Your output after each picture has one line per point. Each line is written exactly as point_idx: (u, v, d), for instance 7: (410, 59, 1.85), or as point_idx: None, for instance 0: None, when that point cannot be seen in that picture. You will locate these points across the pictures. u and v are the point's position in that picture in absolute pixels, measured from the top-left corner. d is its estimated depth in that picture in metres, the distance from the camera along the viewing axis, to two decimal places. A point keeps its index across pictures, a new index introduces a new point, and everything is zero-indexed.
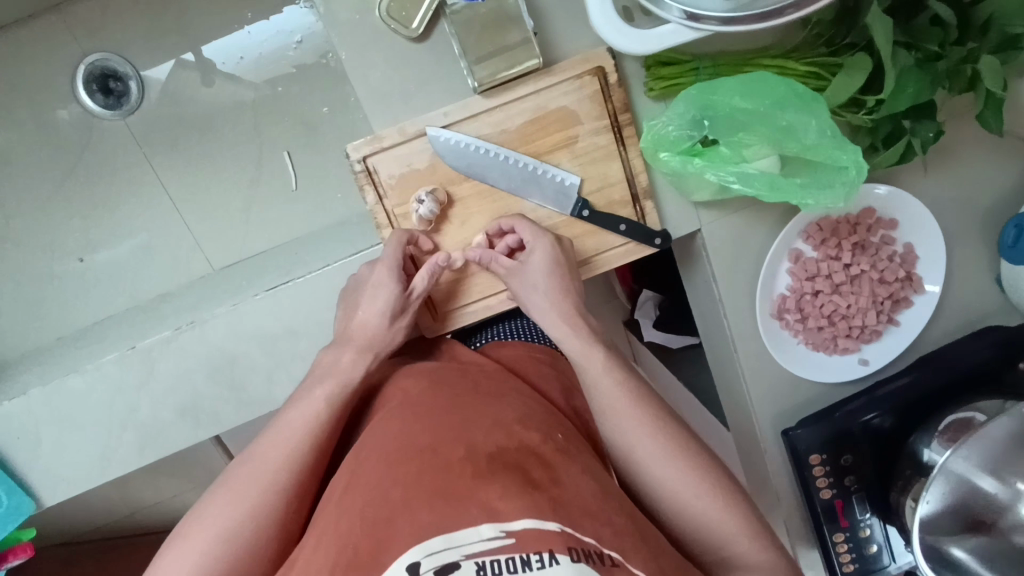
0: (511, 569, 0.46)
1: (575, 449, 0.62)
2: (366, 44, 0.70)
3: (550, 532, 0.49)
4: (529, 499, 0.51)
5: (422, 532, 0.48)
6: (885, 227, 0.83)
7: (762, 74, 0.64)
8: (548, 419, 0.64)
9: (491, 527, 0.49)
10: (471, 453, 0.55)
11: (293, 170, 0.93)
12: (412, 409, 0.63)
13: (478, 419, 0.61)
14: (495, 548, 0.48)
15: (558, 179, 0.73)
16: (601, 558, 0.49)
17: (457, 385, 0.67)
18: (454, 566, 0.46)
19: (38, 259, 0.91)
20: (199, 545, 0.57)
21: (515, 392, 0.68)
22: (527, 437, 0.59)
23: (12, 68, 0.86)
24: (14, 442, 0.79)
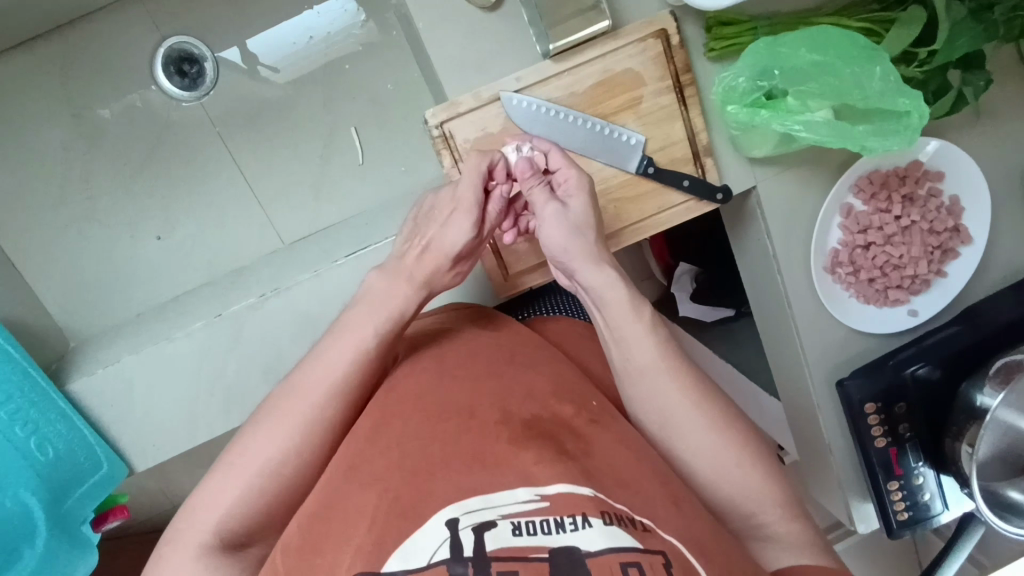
0: (546, 530, 0.48)
1: (610, 418, 0.63)
2: (445, 13, 0.74)
3: (583, 496, 0.50)
4: (564, 466, 0.53)
5: (460, 491, 0.51)
6: (931, 179, 0.86)
7: (824, 28, 0.69)
8: (579, 386, 0.66)
9: (526, 490, 0.51)
10: (507, 419, 0.58)
11: (360, 145, 0.97)
12: (450, 372, 0.65)
13: (512, 386, 0.63)
14: (530, 510, 0.50)
15: (624, 138, 0.77)
16: (635, 522, 0.50)
17: (489, 349, 0.69)
18: (490, 524, 0.48)
19: (118, 237, 0.95)
20: (249, 467, 0.60)
21: (545, 357, 0.70)
22: (561, 410, 0.61)
23: (93, 51, 0.90)
24: (108, 409, 0.81)
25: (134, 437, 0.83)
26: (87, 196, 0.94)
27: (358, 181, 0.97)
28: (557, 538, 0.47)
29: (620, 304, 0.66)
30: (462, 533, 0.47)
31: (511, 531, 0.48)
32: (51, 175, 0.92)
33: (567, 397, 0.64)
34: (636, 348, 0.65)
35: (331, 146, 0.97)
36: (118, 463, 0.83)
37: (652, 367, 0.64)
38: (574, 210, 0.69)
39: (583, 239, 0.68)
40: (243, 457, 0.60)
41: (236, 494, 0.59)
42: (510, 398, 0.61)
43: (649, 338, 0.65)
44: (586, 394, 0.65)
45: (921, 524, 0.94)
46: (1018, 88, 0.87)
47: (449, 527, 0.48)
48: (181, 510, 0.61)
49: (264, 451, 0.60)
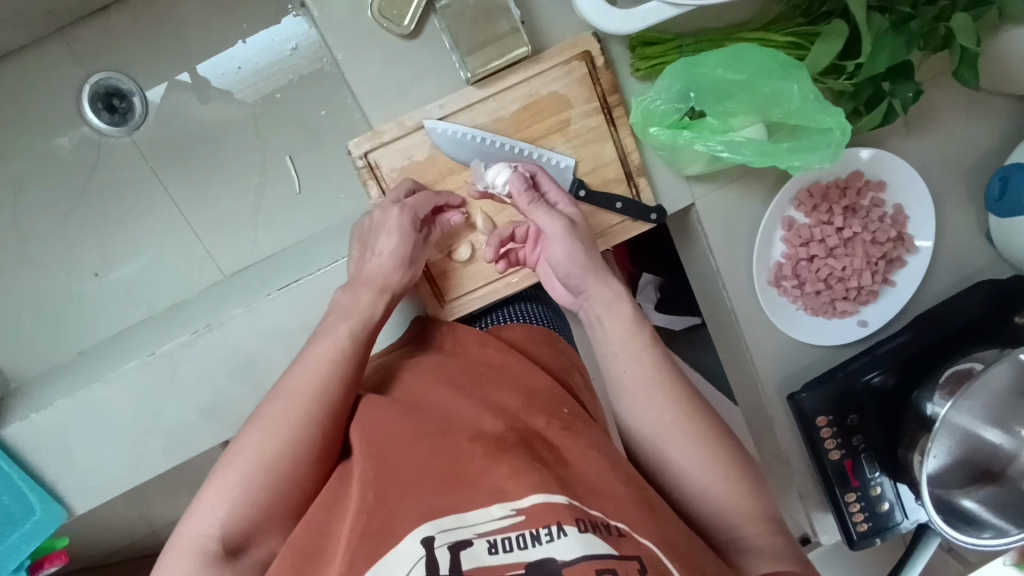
0: (522, 545, 0.48)
1: (581, 425, 0.63)
2: (362, 44, 0.73)
3: (558, 505, 0.50)
4: (537, 475, 0.53)
5: (434, 512, 0.51)
6: (873, 189, 0.86)
7: (744, 47, 0.69)
8: (553, 398, 0.66)
9: (501, 507, 0.51)
10: (481, 434, 0.58)
11: (297, 175, 1.00)
12: (425, 396, 0.65)
13: (485, 403, 0.63)
14: (506, 526, 0.50)
15: (553, 161, 0.76)
16: (609, 528, 0.51)
17: (464, 373, 0.68)
18: (465, 543, 0.48)
19: (55, 278, 0.97)
20: (224, 496, 0.57)
21: (522, 374, 0.69)
22: (533, 422, 0.61)
23: (24, 91, 0.93)
24: (44, 454, 0.81)
25: (73, 480, 0.83)
26: (20, 237, 0.96)
27: (296, 209, 1.00)
28: (533, 551, 0.47)
29: (621, 319, 0.66)
30: (437, 551, 0.47)
31: (486, 549, 0.48)
32: None
33: (540, 408, 0.63)
34: (629, 360, 0.65)
35: (267, 178, 1.00)
36: (55, 508, 0.82)
37: (646, 379, 0.64)
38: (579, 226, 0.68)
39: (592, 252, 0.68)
40: (220, 483, 0.58)
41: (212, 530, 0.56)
42: (481, 414, 0.61)
43: (648, 352, 0.65)
44: (558, 403, 0.65)
45: (883, 535, 0.92)
46: (952, 92, 0.86)
47: (425, 545, 0.48)
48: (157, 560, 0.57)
49: (235, 480, 0.57)
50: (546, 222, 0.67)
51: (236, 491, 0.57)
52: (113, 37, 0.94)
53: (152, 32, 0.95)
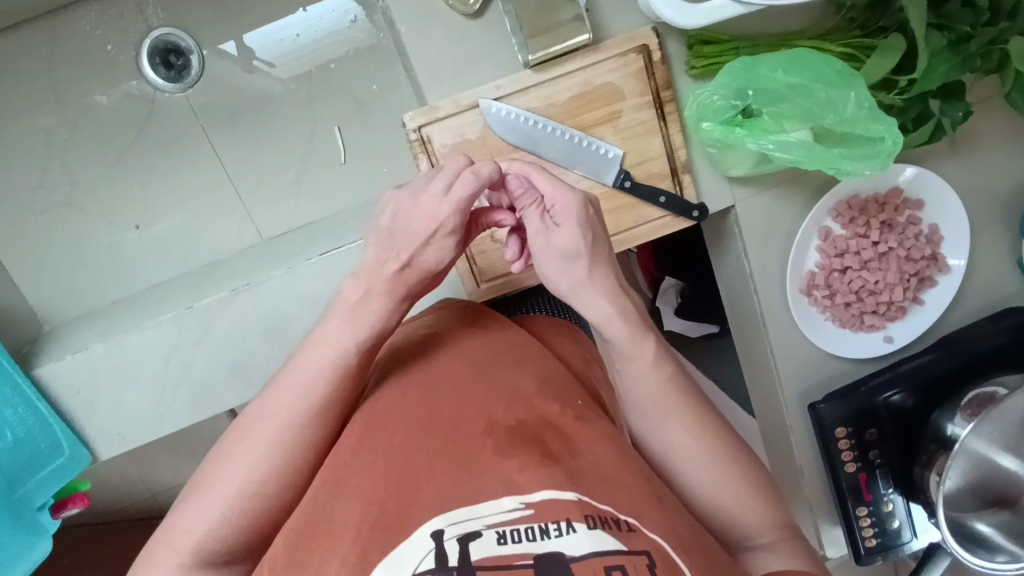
0: (530, 537, 0.48)
1: (593, 417, 0.64)
2: (426, 19, 0.74)
3: (566, 502, 0.51)
4: (546, 471, 0.53)
5: (445, 503, 0.51)
6: (911, 207, 0.86)
7: (803, 52, 0.71)
8: (566, 389, 0.67)
9: (511, 499, 0.51)
10: (491, 429, 0.59)
11: (343, 144, 1.03)
12: (446, 375, 0.66)
13: (500, 390, 0.64)
14: (515, 518, 0.50)
15: (601, 150, 0.76)
16: (618, 523, 0.51)
17: (484, 354, 0.69)
18: (475, 534, 0.48)
19: (96, 224, 1.01)
20: (251, 450, 0.59)
21: (538, 360, 0.70)
22: (546, 410, 0.62)
23: (82, 41, 0.95)
24: (74, 396, 0.82)
25: (98, 425, 0.84)
26: (68, 182, 0.99)
27: (338, 180, 1.03)
28: (543, 544, 0.47)
29: (619, 338, 0.64)
30: (447, 544, 0.48)
31: (496, 539, 0.48)
32: (39, 159, 0.98)
33: (554, 399, 0.64)
34: (636, 378, 0.64)
35: (312, 144, 1.02)
36: (80, 450, 0.83)
37: (654, 395, 0.63)
38: (559, 242, 0.64)
39: (573, 271, 0.64)
40: (248, 441, 0.59)
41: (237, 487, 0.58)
42: (495, 405, 0.62)
43: (653, 371, 0.63)
44: (571, 394, 0.66)
45: (889, 553, 0.93)
46: (998, 119, 0.87)
47: (435, 539, 0.48)
48: (173, 509, 0.60)
49: (263, 441, 0.59)
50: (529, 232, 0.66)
51: (265, 449, 0.59)
52: None
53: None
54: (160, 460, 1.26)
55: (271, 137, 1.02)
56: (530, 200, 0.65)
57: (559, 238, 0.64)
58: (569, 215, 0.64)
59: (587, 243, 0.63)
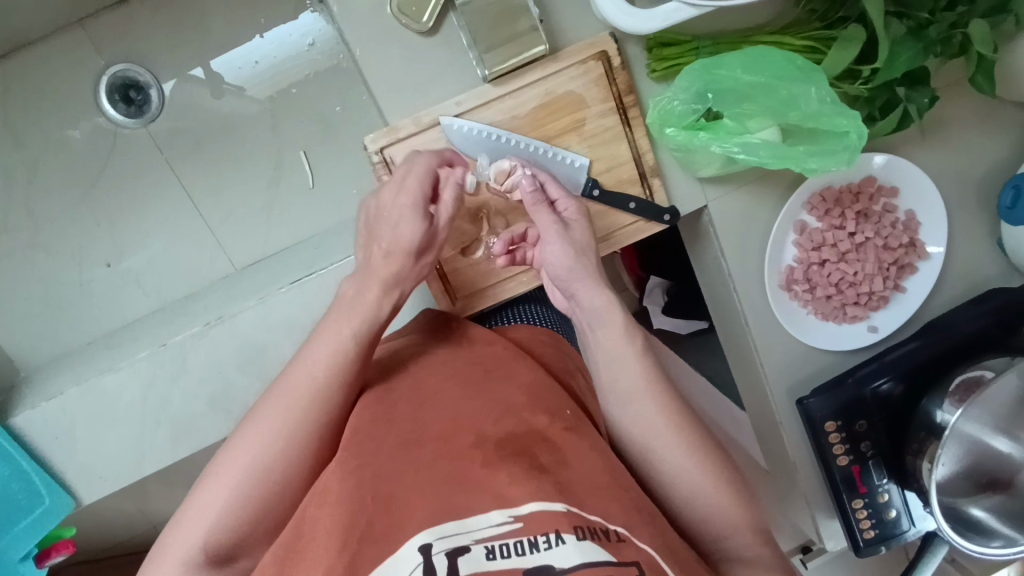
0: (518, 552, 0.47)
1: (584, 427, 0.63)
2: (380, 40, 0.73)
3: (557, 513, 0.49)
4: (536, 483, 0.52)
5: (433, 517, 0.50)
6: (886, 195, 0.85)
7: (762, 49, 0.71)
8: (556, 397, 0.66)
9: (499, 513, 0.50)
10: (481, 442, 0.57)
11: (310, 169, 1.04)
12: (431, 393, 0.65)
13: (488, 403, 0.63)
14: (504, 532, 0.49)
15: (568, 161, 0.76)
16: (608, 534, 0.50)
17: (472, 367, 0.68)
18: (464, 549, 0.47)
19: (68, 266, 1.02)
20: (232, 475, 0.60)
21: (526, 370, 0.69)
22: (536, 421, 0.61)
23: (39, 82, 0.97)
24: (52, 442, 0.81)
25: (79, 468, 0.83)
26: (34, 225, 1.01)
27: (310, 202, 1.05)
28: (531, 558, 0.47)
29: (611, 330, 0.67)
30: (435, 559, 0.47)
31: (485, 555, 0.47)
32: (7, 202, 1.00)
33: (543, 410, 0.63)
34: (622, 372, 0.66)
35: (280, 170, 1.04)
36: (62, 497, 0.83)
37: (640, 389, 0.65)
38: (577, 234, 0.68)
39: (587, 261, 0.68)
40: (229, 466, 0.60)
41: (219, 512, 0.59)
42: (484, 417, 0.61)
43: (638, 361, 0.66)
44: (561, 403, 0.65)
45: (889, 542, 0.91)
46: (967, 100, 0.86)
47: (423, 552, 0.47)
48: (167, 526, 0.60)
49: (244, 466, 0.59)
50: (545, 227, 0.68)
51: (243, 474, 0.59)
52: (133, 29, 0.98)
53: (172, 26, 0.99)
54: (155, 493, 1.24)
55: (238, 163, 1.03)
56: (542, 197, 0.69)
57: (579, 233, 0.69)
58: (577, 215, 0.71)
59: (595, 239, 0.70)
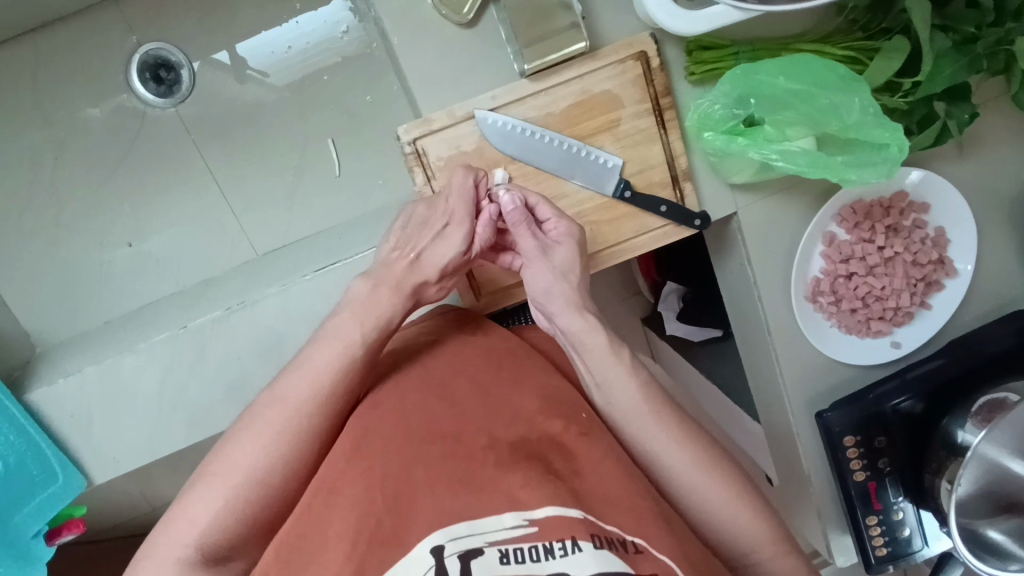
0: (534, 557, 0.47)
1: (600, 429, 0.62)
2: (419, 30, 0.73)
3: (572, 520, 0.49)
4: (551, 488, 0.52)
5: (444, 519, 0.50)
6: (916, 210, 0.85)
7: (806, 57, 0.71)
8: (572, 402, 0.65)
9: (513, 515, 0.49)
10: (494, 445, 0.57)
11: (337, 158, 1.04)
12: (445, 391, 0.65)
13: (500, 407, 0.63)
14: (518, 537, 0.48)
15: (601, 160, 0.75)
16: (625, 545, 0.49)
17: (487, 364, 0.68)
18: (477, 551, 0.46)
19: (87, 247, 1.02)
20: (231, 473, 0.58)
21: (540, 372, 0.69)
22: (549, 426, 0.61)
23: (72, 58, 0.97)
24: (67, 421, 0.81)
25: (93, 447, 0.83)
26: (57, 202, 1.00)
27: (333, 193, 1.05)
28: (547, 565, 0.46)
29: (597, 349, 0.66)
30: (447, 561, 0.46)
31: (498, 559, 0.46)
32: (31, 177, 0.99)
33: (558, 413, 0.63)
34: (617, 392, 0.65)
35: (305, 157, 1.04)
36: (75, 475, 0.82)
37: (635, 408, 0.64)
38: (557, 258, 0.69)
39: (565, 283, 0.69)
40: (226, 466, 0.58)
41: (221, 505, 0.57)
42: (499, 420, 0.61)
43: (632, 381, 0.65)
44: (577, 406, 0.64)
45: (900, 561, 0.90)
46: (1003, 119, 0.86)
47: (435, 555, 0.46)
48: (160, 521, 0.58)
49: (251, 458, 0.58)
50: (525, 252, 0.70)
51: (246, 472, 0.58)
52: (167, 8, 0.98)
53: (206, 7, 0.99)
54: (160, 475, 1.24)
55: (264, 149, 1.03)
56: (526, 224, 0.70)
57: (560, 253, 0.69)
58: (565, 236, 0.71)
59: (582, 258, 0.71)
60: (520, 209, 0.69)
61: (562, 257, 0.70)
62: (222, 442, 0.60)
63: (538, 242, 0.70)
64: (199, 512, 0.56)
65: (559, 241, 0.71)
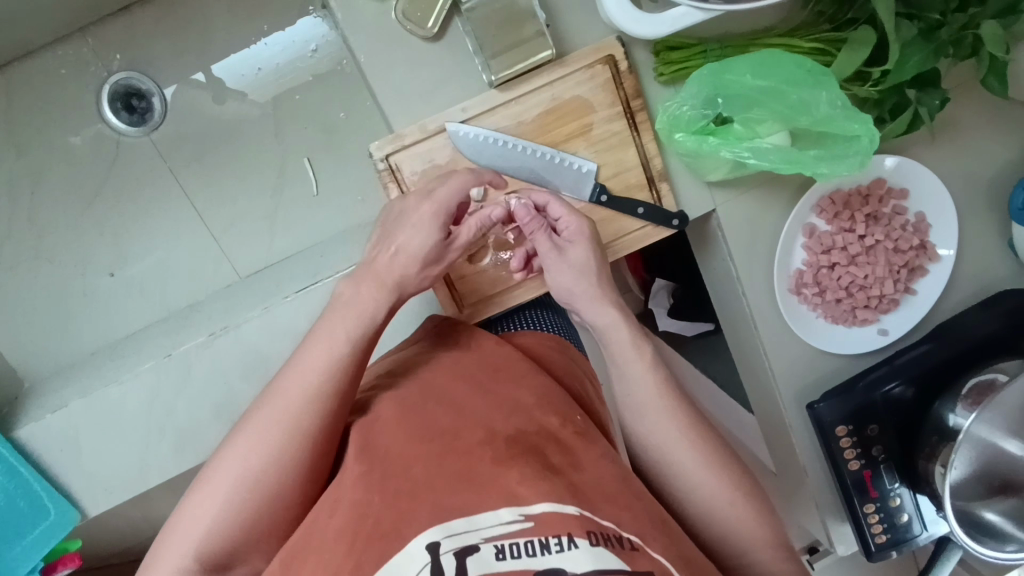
0: (530, 552, 0.47)
1: (595, 434, 0.63)
2: (385, 46, 0.73)
3: (568, 516, 0.49)
4: (548, 484, 0.52)
5: (443, 513, 0.49)
6: (895, 197, 0.85)
7: (772, 53, 0.71)
8: (568, 403, 0.66)
9: (510, 510, 0.49)
10: (492, 439, 0.57)
11: (315, 176, 1.04)
12: (436, 393, 0.64)
13: (500, 402, 0.63)
14: (514, 531, 0.48)
15: (575, 166, 0.75)
16: (621, 542, 0.49)
17: (482, 366, 0.68)
18: (473, 547, 0.47)
19: (70, 277, 1.02)
20: (219, 488, 0.58)
21: (536, 372, 0.69)
22: (546, 422, 0.61)
23: (42, 91, 0.97)
24: (57, 454, 0.81)
25: (85, 480, 0.82)
26: (38, 234, 1.00)
27: (314, 210, 1.04)
28: (542, 560, 0.46)
29: (621, 343, 0.69)
30: (444, 557, 0.46)
31: (494, 554, 0.46)
32: (10, 212, 0.99)
33: (555, 411, 0.63)
34: (636, 384, 0.66)
35: (284, 176, 1.04)
36: (68, 508, 0.82)
37: (653, 403, 0.65)
38: (572, 258, 0.70)
39: (586, 283, 0.70)
40: (216, 482, 0.59)
41: (210, 522, 0.58)
42: (497, 414, 0.61)
43: (649, 376, 0.66)
44: (572, 408, 0.65)
45: (901, 547, 0.90)
46: (977, 101, 0.86)
47: (430, 551, 0.47)
48: (160, 537, 0.60)
49: (235, 472, 0.59)
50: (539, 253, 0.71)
51: (231, 484, 0.58)
52: (136, 36, 0.98)
53: (174, 33, 0.98)
54: (160, 501, 1.24)
55: (243, 170, 1.03)
56: (536, 224, 0.70)
57: (574, 254, 0.70)
58: (579, 234, 0.71)
59: (598, 256, 0.71)
60: (526, 212, 0.69)
61: (578, 258, 0.70)
62: (212, 455, 0.61)
63: (553, 245, 0.71)
64: (194, 530, 0.58)
65: (573, 241, 0.71)
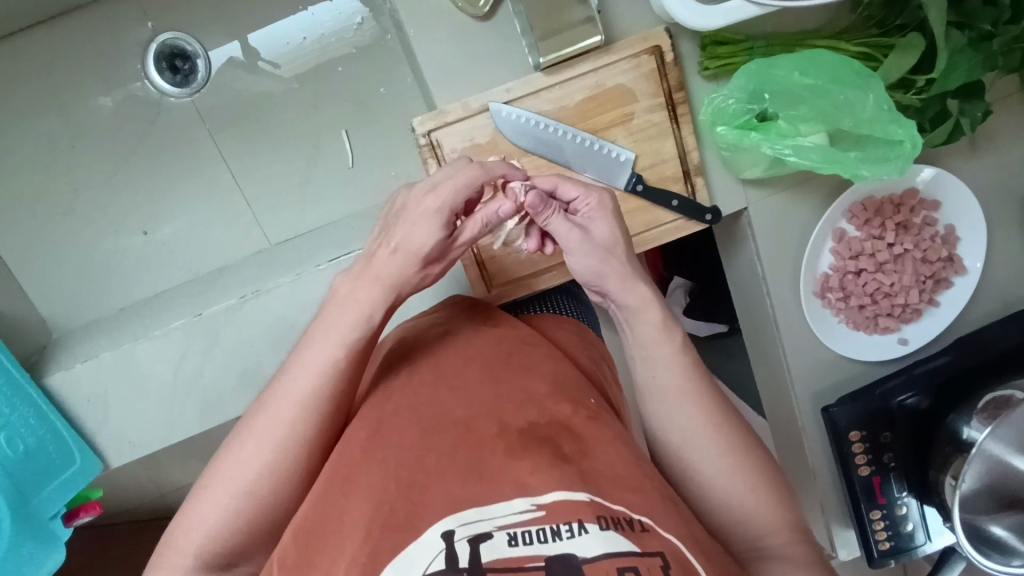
0: (542, 539, 0.47)
1: (607, 416, 0.63)
2: (434, 22, 0.73)
3: (578, 504, 0.49)
4: (559, 472, 0.52)
5: (456, 504, 0.50)
6: (927, 207, 0.85)
7: (819, 52, 0.71)
8: (582, 387, 0.66)
9: (522, 501, 0.50)
10: (504, 432, 0.57)
11: (350, 149, 1.05)
12: (452, 376, 0.65)
13: (512, 392, 0.62)
14: (526, 520, 0.48)
15: (613, 154, 0.75)
16: (632, 523, 0.49)
17: (494, 353, 0.68)
18: (487, 535, 0.47)
19: (100, 234, 1.03)
20: (243, 471, 0.58)
21: (546, 359, 0.69)
22: (559, 410, 0.61)
23: (86, 46, 0.98)
24: (84, 406, 0.83)
25: (110, 432, 0.84)
26: (73, 189, 1.02)
27: (346, 184, 1.05)
28: (553, 546, 0.46)
29: (651, 328, 0.66)
30: (458, 545, 0.46)
31: (507, 542, 0.46)
32: (46, 166, 1.01)
33: (568, 399, 0.63)
34: (660, 369, 0.65)
35: (319, 147, 1.05)
36: (93, 459, 0.84)
37: (675, 389, 0.64)
38: (597, 233, 0.66)
39: (615, 259, 0.66)
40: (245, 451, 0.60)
41: (225, 512, 0.58)
42: (508, 402, 0.61)
43: (676, 359, 0.65)
44: (585, 394, 0.65)
45: (902, 556, 0.91)
46: (1018, 116, 0.86)
47: (444, 539, 0.47)
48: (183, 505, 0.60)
49: (256, 460, 0.58)
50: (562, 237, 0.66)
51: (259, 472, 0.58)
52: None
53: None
54: (170, 462, 1.25)
55: (278, 139, 1.04)
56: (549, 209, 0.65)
57: (600, 229, 0.66)
58: (601, 208, 0.67)
59: (623, 228, 0.67)
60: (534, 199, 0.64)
61: (606, 234, 0.66)
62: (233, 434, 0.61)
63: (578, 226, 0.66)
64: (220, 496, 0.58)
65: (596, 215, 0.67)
